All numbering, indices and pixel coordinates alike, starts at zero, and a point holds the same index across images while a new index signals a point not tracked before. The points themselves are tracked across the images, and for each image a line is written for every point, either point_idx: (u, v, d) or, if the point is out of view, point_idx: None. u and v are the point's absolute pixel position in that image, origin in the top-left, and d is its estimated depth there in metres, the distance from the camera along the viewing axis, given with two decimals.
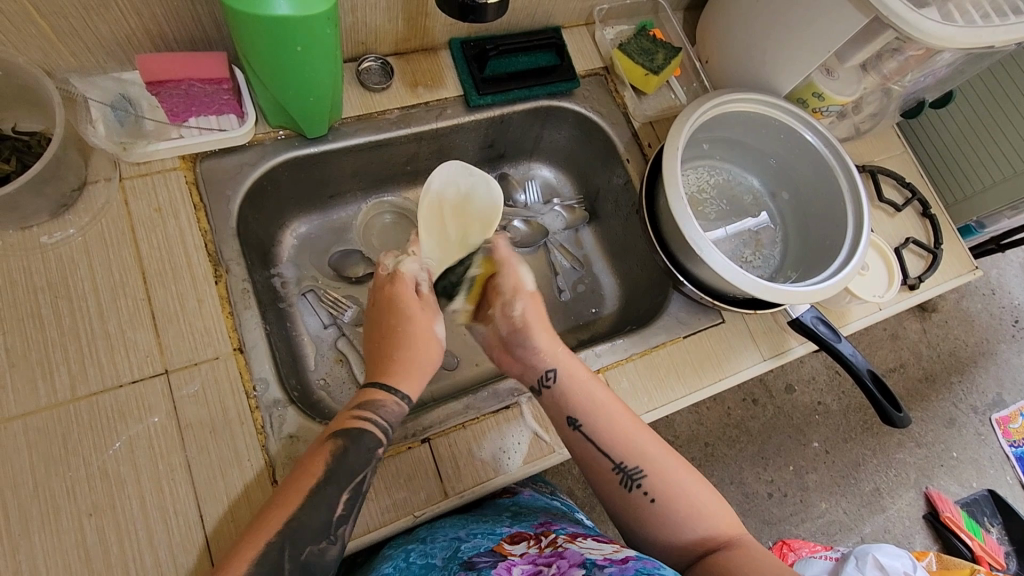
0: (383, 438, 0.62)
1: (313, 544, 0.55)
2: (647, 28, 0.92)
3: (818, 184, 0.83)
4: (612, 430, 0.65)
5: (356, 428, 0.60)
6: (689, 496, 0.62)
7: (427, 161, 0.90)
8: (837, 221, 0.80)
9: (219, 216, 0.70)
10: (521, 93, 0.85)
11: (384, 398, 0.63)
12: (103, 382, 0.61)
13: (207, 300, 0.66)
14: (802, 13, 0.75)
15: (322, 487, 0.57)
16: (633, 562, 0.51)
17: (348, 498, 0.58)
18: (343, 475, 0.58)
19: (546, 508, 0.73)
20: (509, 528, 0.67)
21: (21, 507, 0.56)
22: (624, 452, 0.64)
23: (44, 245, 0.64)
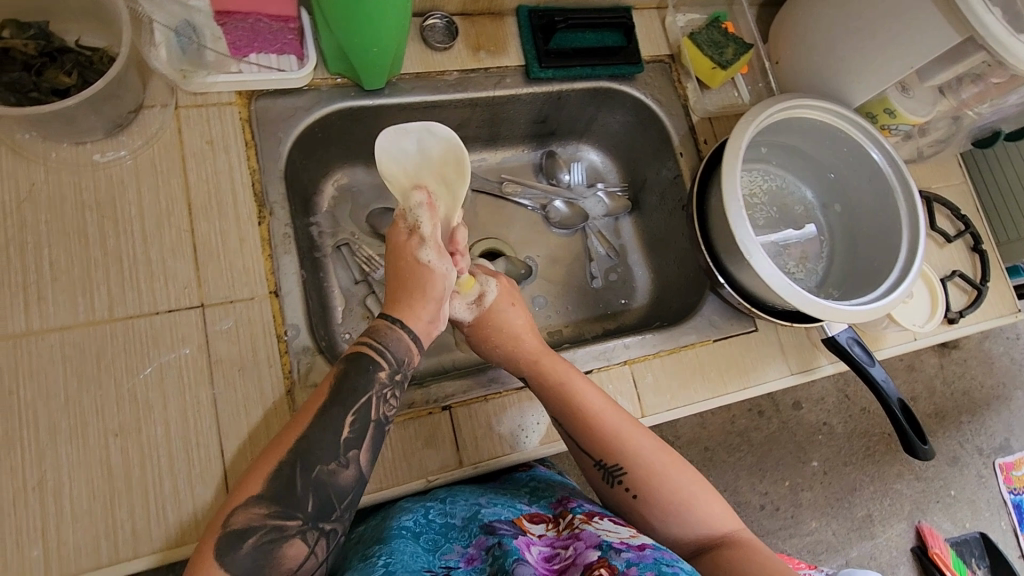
0: (388, 368, 0.59)
1: (324, 463, 0.53)
2: (721, 20, 0.88)
3: (874, 202, 0.80)
4: (590, 429, 0.64)
5: (361, 353, 0.58)
6: (676, 495, 0.61)
7: (478, 127, 0.88)
8: (891, 246, 0.77)
9: (268, 157, 0.70)
10: (583, 71, 0.83)
11: (384, 328, 0.60)
12: (140, 307, 0.61)
13: (249, 240, 0.66)
14: (891, 23, 0.72)
15: (325, 411, 0.55)
16: (651, 551, 0.51)
17: (353, 420, 0.56)
18: (346, 398, 0.56)
19: (564, 483, 0.74)
20: (530, 507, 0.67)
21: (52, 418, 0.57)
22: (605, 451, 0.64)
23: (95, 163, 0.64)
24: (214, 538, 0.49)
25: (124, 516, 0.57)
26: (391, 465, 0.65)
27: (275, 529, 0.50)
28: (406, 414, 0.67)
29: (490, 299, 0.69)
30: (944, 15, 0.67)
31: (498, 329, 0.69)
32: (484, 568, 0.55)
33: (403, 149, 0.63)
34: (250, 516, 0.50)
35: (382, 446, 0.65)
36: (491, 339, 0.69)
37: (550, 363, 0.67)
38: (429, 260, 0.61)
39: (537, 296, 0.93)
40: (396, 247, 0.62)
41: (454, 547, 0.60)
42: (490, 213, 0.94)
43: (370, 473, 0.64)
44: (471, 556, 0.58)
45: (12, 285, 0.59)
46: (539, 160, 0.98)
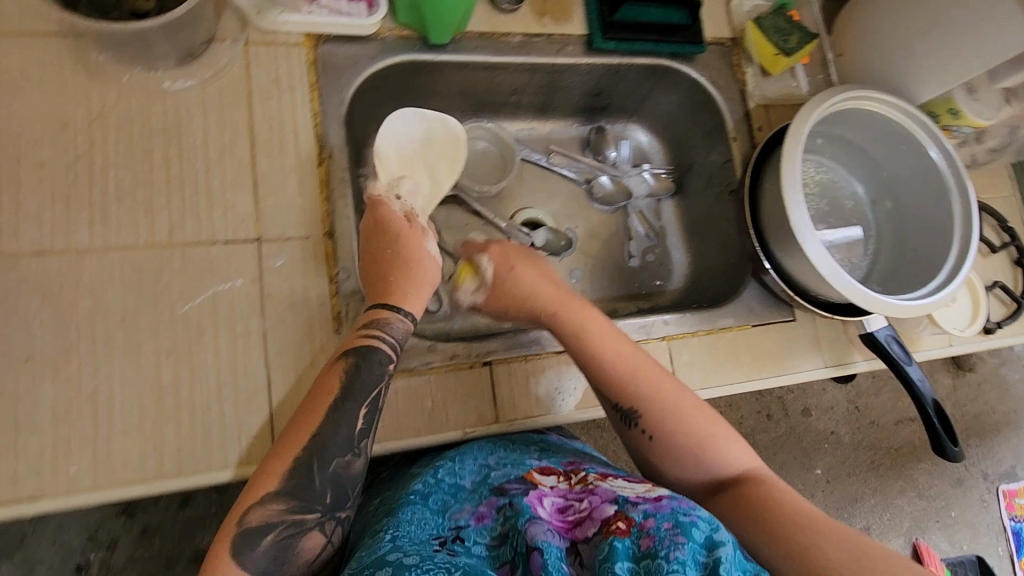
0: (395, 356, 0.60)
1: (340, 456, 0.54)
2: (788, 7, 0.87)
3: (920, 186, 0.79)
4: (605, 373, 0.64)
5: (367, 347, 0.58)
6: (697, 437, 0.61)
7: (533, 94, 0.88)
8: (942, 233, 0.76)
9: (331, 101, 0.70)
10: (645, 46, 0.83)
11: (389, 318, 0.60)
12: (198, 235, 0.62)
13: (308, 180, 0.67)
14: (967, 19, 0.71)
15: (341, 406, 0.55)
16: (668, 501, 0.53)
17: (365, 413, 0.56)
18: (358, 392, 0.56)
19: (577, 451, 0.72)
20: (539, 462, 0.66)
21: (108, 334, 0.58)
22: (622, 395, 0.63)
23: (164, 90, 0.64)
24: (229, 540, 0.49)
25: (170, 435, 0.58)
26: (429, 414, 0.66)
27: (294, 524, 0.51)
28: (448, 365, 0.68)
29: (488, 274, 0.71)
30: None
31: (509, 298, 0.70)
32: (496, 527, 0.56)
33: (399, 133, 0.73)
34: (269, 512, 0.50)
35: (423, 394, 0.66)
36: (503, 306, 0.71)
37: (566, 309, 0.68)
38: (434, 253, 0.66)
39: (574, 269, 0.93)
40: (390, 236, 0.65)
41: (464, 507, 0.61)
42: (535, 183, 0.94)
43: (408, 420, 0.65)
44: (481, 513, 0.59)
45: (77, 200, 0.60)
46: (588, 134, 0.97)
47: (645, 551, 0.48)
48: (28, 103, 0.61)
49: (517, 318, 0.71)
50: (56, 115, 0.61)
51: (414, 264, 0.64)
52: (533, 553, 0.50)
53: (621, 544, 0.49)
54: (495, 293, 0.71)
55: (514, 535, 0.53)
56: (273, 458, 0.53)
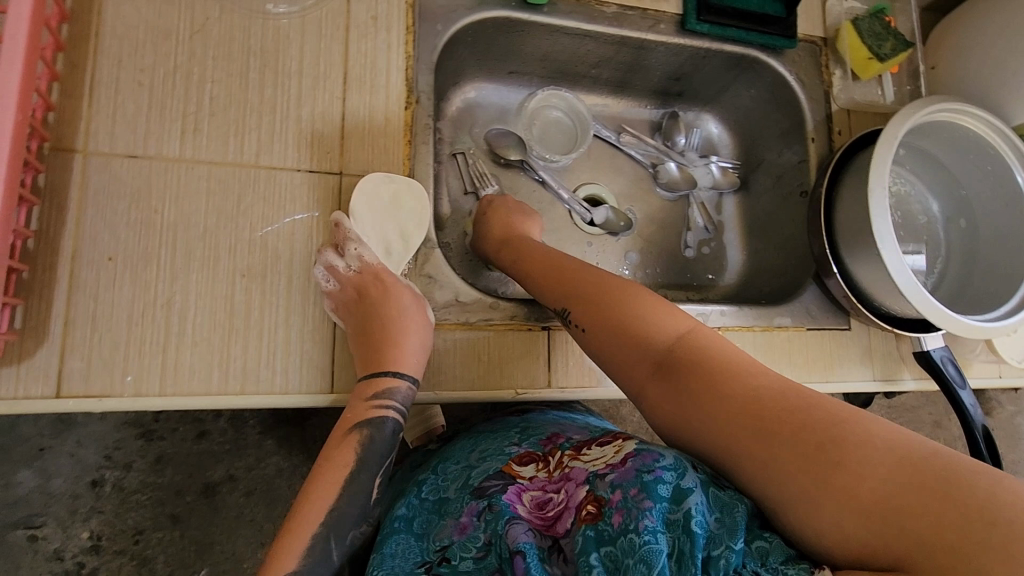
0: (404, 418, 0.60)
1: (354, 530, 0.55)
2: (884, 12, 0.86)
3: (981, 179, 0.79)
4: (544, 283, 0.65)
5: (376, 420, 0.58)
6: (618, 313, 0.57)
7: (613, 70, 0.87)
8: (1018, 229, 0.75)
9: (423, 46, 0.69)
10: (738, 34, 0.82)
11: (393, 387, 0.59)
12: (283, 160, 0.62)
13: (394, 121, 0.66)
14: None
15: (355, 475, 0.56)
16: (632, 461, 0.48)
17: (379, 482, 0.58)
18: (372, 463, 0.57)
19: (557, 421, 0.67)
20: (518, 448, 0.60)
21: (188, 245, 0.59)
22: (557, 294, 0.63)
23: (267, 12, 0.64)
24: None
25: (238, 353, 0.59)
26: (485, 368, 0.66)
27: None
28: (509, 324, 0.68)
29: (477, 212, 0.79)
30: None
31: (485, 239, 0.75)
32: (479, 537, 0.51)
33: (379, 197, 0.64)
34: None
35: (483, 349, 0.66)
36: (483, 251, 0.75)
37: (519, 242, 0.70)
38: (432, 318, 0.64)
39: (630, 252, 0.92)
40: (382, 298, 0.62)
41: (447, 520, 0.55)
42: (601, 160, 0.93)
43: (465, 373, 0.66)
44: (463, 524, 0.53)
45: (172, 109, 0.60)
46: (660, 119, 0.96)
47: (618, 530, 0.45)
48: (133, 7, 0.60)
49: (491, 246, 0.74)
50: (158, 21, 0.61)
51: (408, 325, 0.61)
52: (516, 557, 0.46)
53: (595, 530, 0.46)
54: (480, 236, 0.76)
55: (497, 541, 0.49)
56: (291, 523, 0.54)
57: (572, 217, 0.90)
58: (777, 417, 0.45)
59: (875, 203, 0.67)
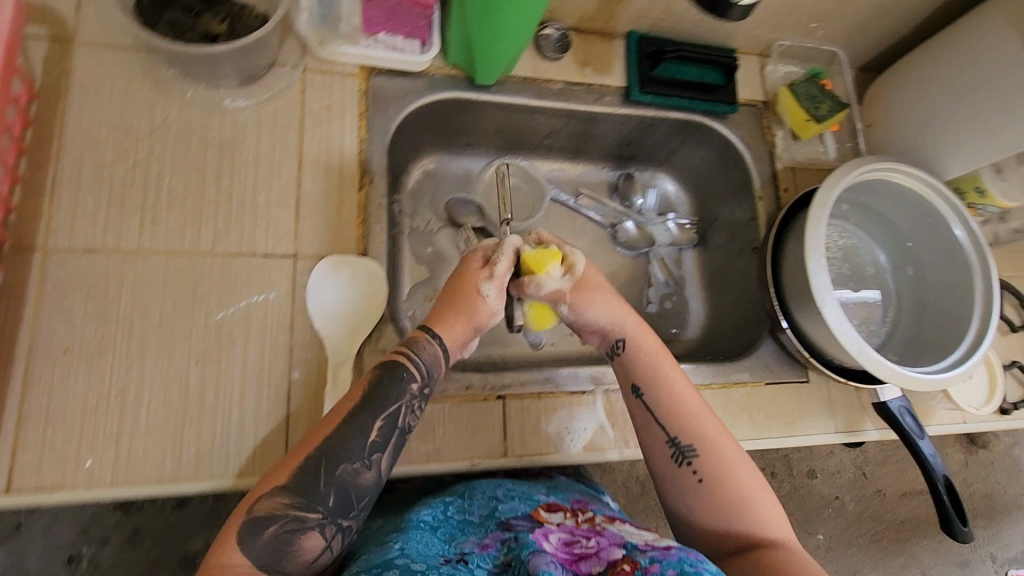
0: (421, 378, 0.58)
1: (348, 462, 0.52)
2: (820, 76, 0.90)
3: (938, 252, 0.81)
4: (669, 405, 0.63)
5: (394, 363, 0.57)
6: (738, 491, 0.58)
7: (567, 138, 0.91)
8: (960, 317, 0.77)
9: (377, 128, 0.73)
10: (680, 102, 0.86)
11: (425, 341, 0.59)
12: (240, 246, 0.65)
13: (348, 203, 0.69)
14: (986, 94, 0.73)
15: (357, 414, 0.54)
16: (676, 551, 0.48)
17: (381, 427, 0.54)
18: (378, 404, 0.55)
19: (583, 490, 0.70)
20: (546, 497, 0.64)
21: (144, 333, 0.60)
22: (683, 430, 0.62)
23: (224, 107, 0.68)
24: (238, 526, 0.48)
25: (191, 438, 0.59)
26: (441, 441, 0.67)
27: (296, 520, 0.48)
28: (463, 395, 0.69)
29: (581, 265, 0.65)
30: None
31: (593, 298, 0.66)
32: (499, 557, 0.52)
33: (332, 284, 0.66)
34: (274, 503, 0.48)
35: (438, 421, 0.68)
36: (583, 310, 0.66)
37: (650, 338, 0.67)
38: (487, 296, 0.62)
39: None
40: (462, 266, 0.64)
41: (469, 538, 0.56)
42: (561, 222, 0.96)
43: (420, 445, 0.67)
44: (485, 544, 0.54)
45: (132, 204, 0.63)
46: (617, 180, 1.00)
47: None
48: (96, 110, 0.64)
49: (602, 313, 0.66)
50: (121, 122, 0.64)
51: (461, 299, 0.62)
52: None
53: None
54: (582, 289, 0.66)
55: (518, 564, 0.49)
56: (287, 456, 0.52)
57: None
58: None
59: (813, 266, 0.69)
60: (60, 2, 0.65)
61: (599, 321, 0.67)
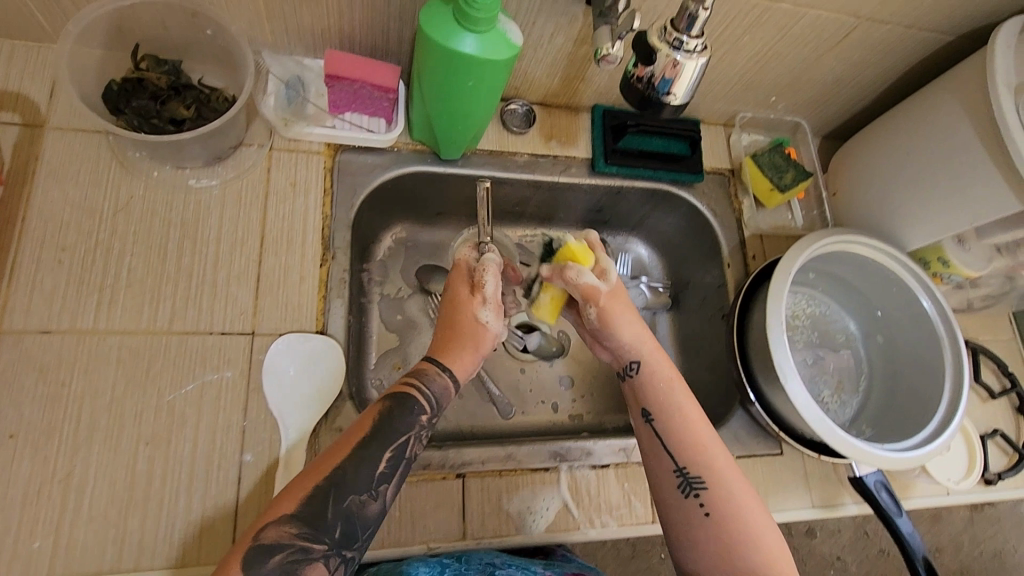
0: (430, 409, 0.59)
1: (355, 494, 0.52)
2: (784, 145, 0.91)
3: (915, 327, 0.80)
4: (678, 430, 0.62)
5: (403, 393, 0.58)
6: (746, 528, 0.58)
7: (536, 207, 0.93)
8: (929, 397, 0.75)
9: (341, 204, 0.74)
10: (645, 172, 0.87)
11: (430, 370, 0.61)
12: (197, 324, 0.65)
13: (309, 279, 0.70)
14: (935, 170, 0.74)
15: (366, 445, 0.54)
16: None
17: (390, 456, 0.55)
18: (387, 435, 0.55)
19: (582, 566, 0.69)
20: (544, 570, 0.63)
21: (94, 415, 0.60)
22: (693, 462, 0.61)
23: (189, 187, 0.69)
24: (242, 552, 0.48)
25: (135, 525, 0.58)
26: (396, 524, 0.65)
27: (301, 551, 0.49)
28: (420, 475, 0.68)
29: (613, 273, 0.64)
30: (993, 161, 0.67)
31: (620, 310, 0.66)
32: None
33: (289, 362, 0.66)
34: (280, 532, 0.49)
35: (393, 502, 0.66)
36: (610, 320, 0.65)
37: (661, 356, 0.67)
38: (487, 321, 0.61)
39: (564, 377, 0.91)
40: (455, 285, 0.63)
41: None
42: None
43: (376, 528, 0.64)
44: None
45: (90, 284, 0.63)
46: None
47: None
48: (61, 192, 0.65)
49: (627, 329, 0.66)
50: (86, 204, 0.66)
51: (459, 328, 0.62)
52: None
53: None
54: (616, 296, 0.66)
55: None
56: (294, 484, 0.52)
57: (506, 345, 0.89)
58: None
59: (774, 341, 0.69)
60: (33, 90, 0.67)
61: (621, 339, 0.66)
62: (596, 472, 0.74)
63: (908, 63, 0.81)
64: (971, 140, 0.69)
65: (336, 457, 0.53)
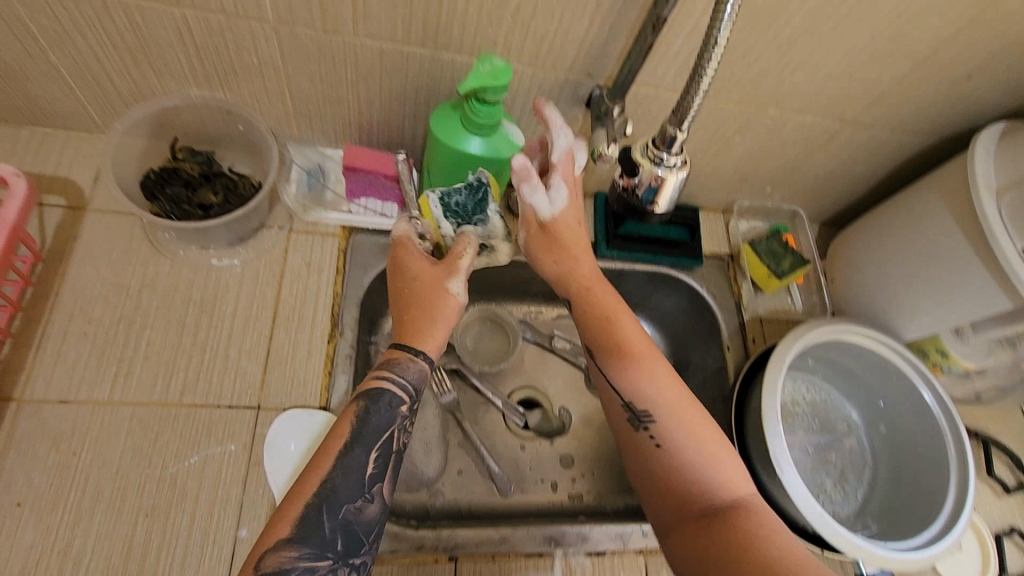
0: (409, 398, 0.61)
1: (349, 502, 0.54)
2: (782, 232, 0.94)
3: (919, 422, 0.79)
4: (622, 357, 0.66)
5: (375, 390, 0.60)
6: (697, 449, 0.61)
7: (540, 286, 0.96)
8: (936, 489, 0.74)
9: (352, 284, 0.77)
10: (645, 257, 0.90)
11: (401, 357, 0.62)
12: (205, 397, 0.68)
13: (316, 354, 0.73)
14: (924, 260, 0.76)
15: (348, 448, 0.56)
16: None
17: (377, 456, 0.57)
18: (369, 434, 0.57)
19: None
20: None
21: (99, 485, 0.62)
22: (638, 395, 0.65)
23: (211, 265, 0.74)
24: None
25: None
26: None
27: (307, 571, 0.50)
28: (412, 557, 0.68)
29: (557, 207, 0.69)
30: (980, 258, 0.69)
31: (552, 245, 0.71)
32: None
33: (289, 438, 0.67)
34: (281, 558, 0.50)
35: None
36: (535, 250, 0.72)
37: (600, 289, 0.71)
38: (456, 292, 0.66)
39: (565, 455, 0.90)
40: (399, 267, 0.67)
41: None
42: (536, 363, 0.96)
43: None
44: None
45: (110, 356, 0.67)
46: None
47: None
48: (94, 269, 0.70)
49: (556, 268, 0.72)
50: (115, 281, 0.70)
51: (427, 304, 0.65)
52: None
53: None
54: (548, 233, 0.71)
55: None
56: (282, 509, 0.53)
57: (506, 421, 0.90)
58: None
59: (770, 433, 0.69)
60: (80, 176, 0.74)
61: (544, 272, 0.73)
62: (591, 559, 0.72)
63: (898, 160, 0.85)
64: (958, 237, 0.71)
65: (317, 475, 0.54)
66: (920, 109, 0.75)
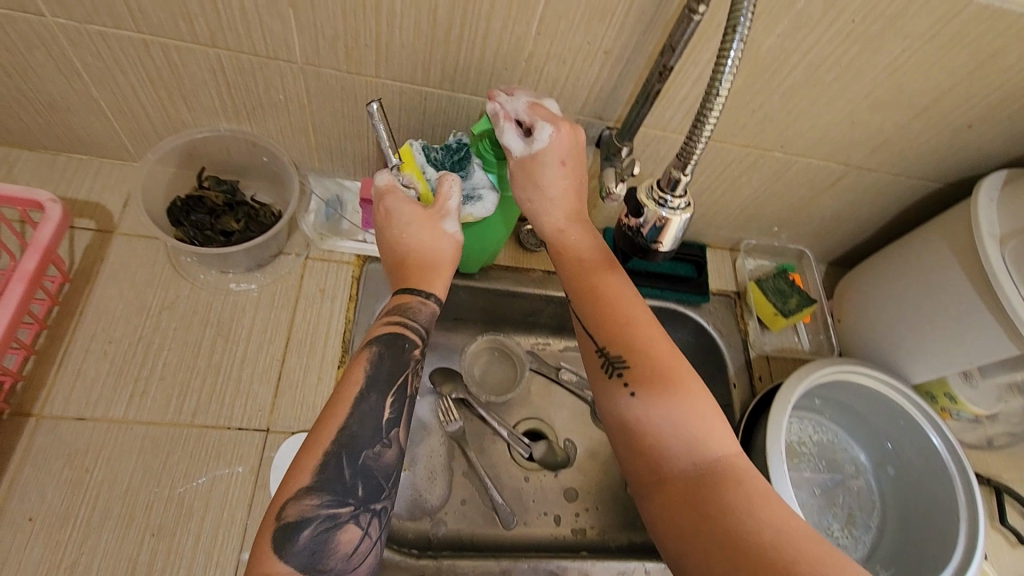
0: (422, 341, 0.63)
1: (369, 447, 0.55)
2: (789, 271, 0.95)
3: (927, 467, 0.78)
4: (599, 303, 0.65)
5: (392, 334, 0.61)
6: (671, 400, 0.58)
7: (548, 318, 0.97)
8: (944, 534, 0.73)
9: (364, 312, 0.79)
10: (652, 291, 0.90)
11: (412, 301, 0.64)
12: (217, 418, 0.69)
13: (326, 379, 0.74)
14: (928, 302, 0.76)
15: (365, 394, 0.57)
16: None
17: (392, 404, 0.58)
18: (382, 381, 0.58)
19: None
20: None
21: (108, 502, 0.63)
22: (614, 343, 0.63)
23: (229, 289, 0.76)
24: (269, 532, 0.50)
25: None
26: None
27: (328, 518, 0.51)
28: None
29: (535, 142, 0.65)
30: (985, 301, 0.69)
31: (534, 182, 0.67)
32: None
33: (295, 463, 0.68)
34: (303, 506, 0.51)
35: None
36: (519, 186, 0.68)
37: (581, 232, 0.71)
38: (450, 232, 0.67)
39: (569, 488, 0.89)
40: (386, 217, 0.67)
41: None
42: (542, 394, 0.96)
43: None
44: None
45: (127, 376, 0.69)
46: None
47: None
48: (118, 290, 0.73)
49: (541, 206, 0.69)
50: (137, 302, 0.73)
51: (424, 254, 0.66)
52: None
53: None
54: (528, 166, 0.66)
55: None
56: (302, 457, 0.53)
57: (512, 452, 0.90)
58: (774, 561, 0.48)
59: (773, 471, 0.69)
60: (110, 202, 0.77)
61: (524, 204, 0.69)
62: None
63: (903, 204, 0.86)
64: (961, 280, 0.72)
65: (333, 423, 0.55)
66: (922, 156, 0.77)
